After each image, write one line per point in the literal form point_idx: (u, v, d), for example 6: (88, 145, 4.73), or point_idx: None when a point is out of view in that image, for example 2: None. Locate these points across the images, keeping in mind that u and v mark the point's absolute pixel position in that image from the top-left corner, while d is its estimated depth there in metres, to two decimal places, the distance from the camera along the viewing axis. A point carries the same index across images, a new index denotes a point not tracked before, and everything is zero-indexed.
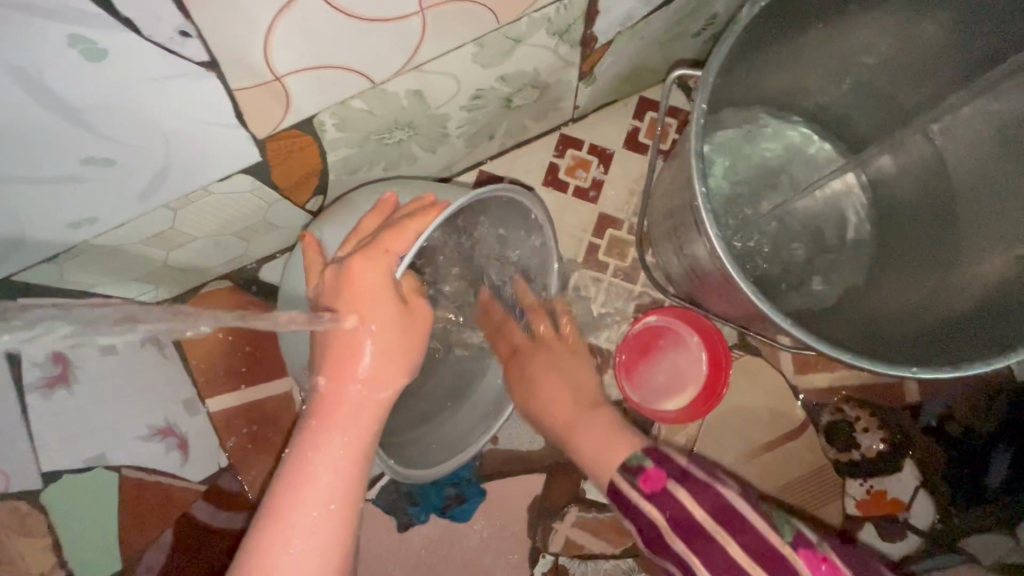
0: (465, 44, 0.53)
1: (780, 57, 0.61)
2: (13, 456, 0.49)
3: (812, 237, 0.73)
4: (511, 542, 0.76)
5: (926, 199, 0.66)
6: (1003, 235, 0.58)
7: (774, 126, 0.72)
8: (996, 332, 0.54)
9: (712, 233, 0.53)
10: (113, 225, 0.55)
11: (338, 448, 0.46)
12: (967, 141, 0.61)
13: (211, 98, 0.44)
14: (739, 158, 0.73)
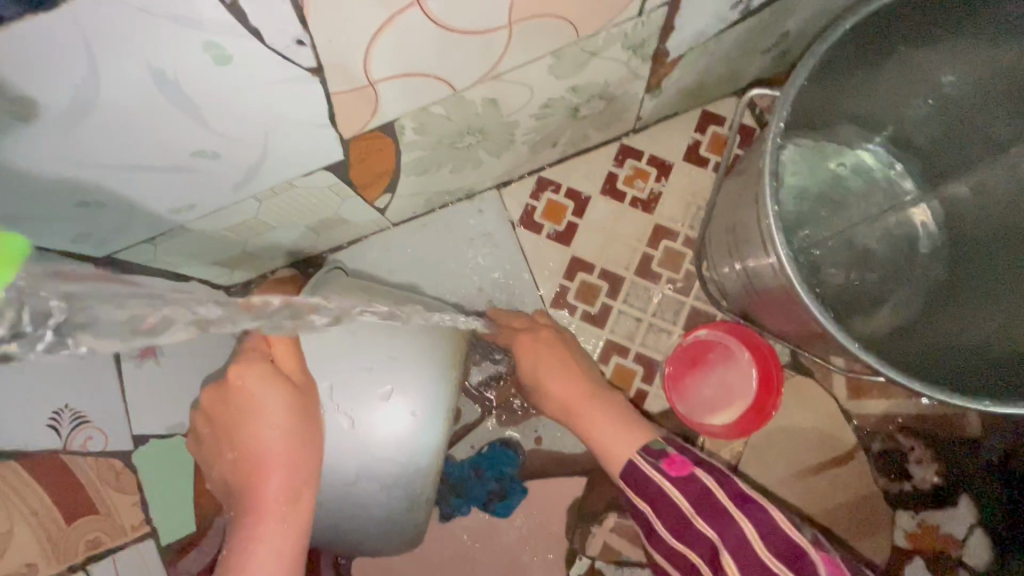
0: (544, 56, 0.55)
1: (857, 79, 0.61)
2: (110, 418, 0.54)
3: (874, 260, 0.71)
4: (549, 542, 0.77)
5: (994, 224, 0.64)
6: None
7: (841, 147, 0.71)
8: None
9: (781, 250, 0.53)
10: (208, 211, 0.60)
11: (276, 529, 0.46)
12: None
13: (313, 100, 0.47)
14: (806, 176, 0.72)
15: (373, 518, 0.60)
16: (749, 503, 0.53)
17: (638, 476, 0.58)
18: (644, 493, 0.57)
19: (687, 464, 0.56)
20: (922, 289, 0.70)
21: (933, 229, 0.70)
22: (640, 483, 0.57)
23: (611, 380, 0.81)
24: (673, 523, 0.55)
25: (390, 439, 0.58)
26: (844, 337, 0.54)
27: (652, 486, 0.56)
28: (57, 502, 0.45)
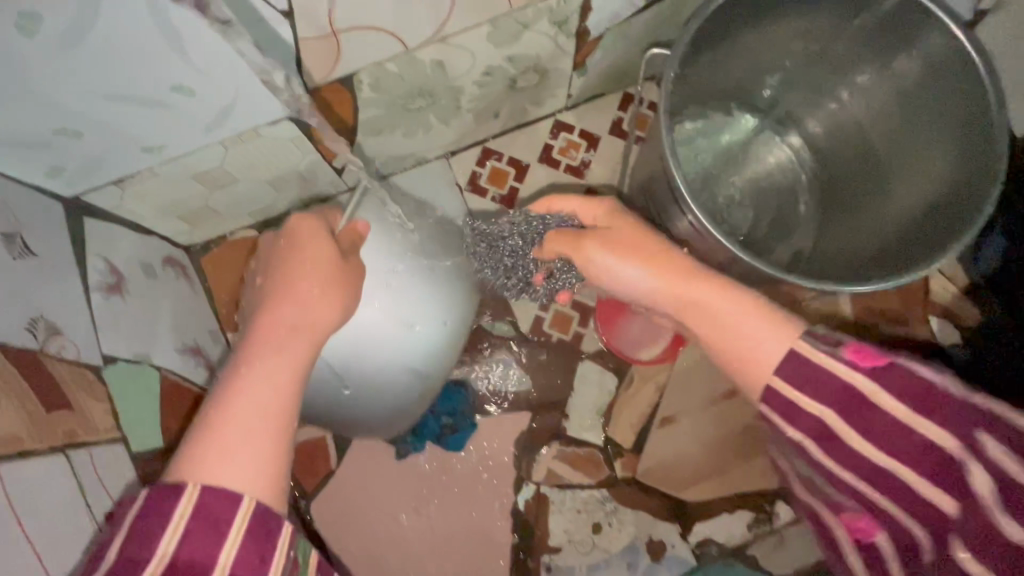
0: (483, 24, 0.65)
1: (728, 51, 0.68)
2: (83, 335, 0.58)
3: (762, 193, 0.81)
4: (498, 471, 0.84)
5: (846, 141, 0.74)
6: (921, 159, 0.67)
7: (726, 117, 0.79)
8: (937, 237, 0.62)
9: (692, 203, 0.65)
10: (179, 151, 0.65)
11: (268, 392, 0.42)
12: (866, 90, 0.69)
13: (283, 44, 0.55)
14: (698, 146, 0.79)
15: (419, 366, 0.68)
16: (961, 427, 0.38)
17: (810, 373, 0.43)
18: (797, 415, 0.44)
19: (880, 358, 0.42)
20: (814, 209, 0.79)
21: (804, 164, 0.79)
22: (815, 382, 0.43)
23: (551, 324, 0.89)
24: (821, 436, 0.43)
25: (433, 292, 0.67)
26: (746, 259, 0.64)
27: (797, 406, 0.44)
28: (41, 389, 0.50)
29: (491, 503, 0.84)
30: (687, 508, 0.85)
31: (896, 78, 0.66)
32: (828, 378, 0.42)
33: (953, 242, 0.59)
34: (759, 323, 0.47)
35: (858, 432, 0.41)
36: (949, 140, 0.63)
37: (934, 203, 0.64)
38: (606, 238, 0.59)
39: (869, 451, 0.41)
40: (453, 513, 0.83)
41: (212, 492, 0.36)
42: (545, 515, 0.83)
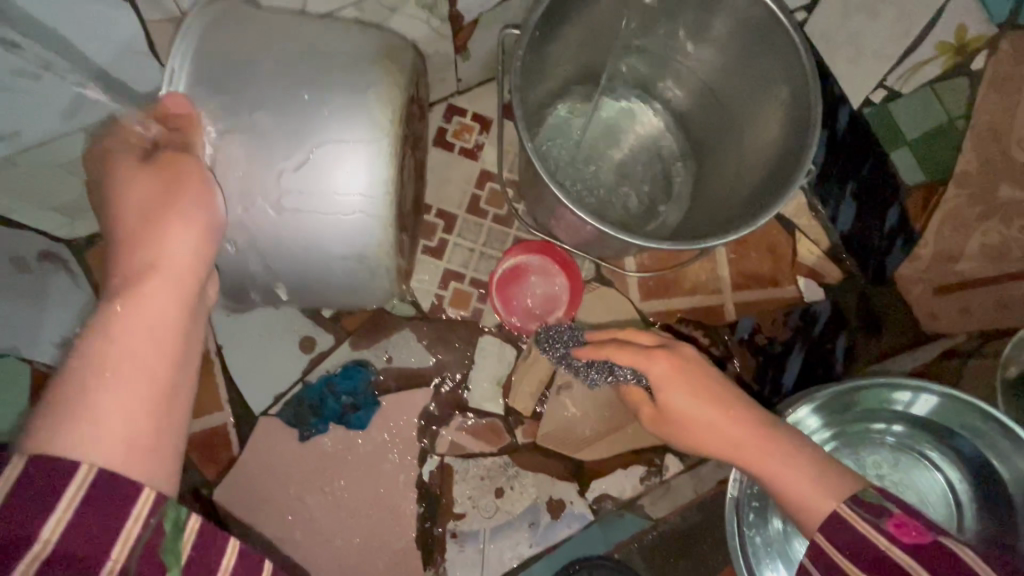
0: (345, 7, 0.67)
1: (580, 33, 0.72)
2: None
3: (636, 164, 0.86)
4: (403, 445, 0.87)
5: (706, 107, 0.80)
6: (762, 119, 0.72)
7: (598, 96, 0.84)
8: (771, 190, 0.68)
9: (548, 182, 0.69)
10: (35, 140, 0.64)
11: (137, 340, 0.41)
12: (712, 62, 0.75)
13: (128, 27, 0.56)
14: (573, 125, 0.84)
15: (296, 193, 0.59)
16: None
17: (854, 536, 0.49)
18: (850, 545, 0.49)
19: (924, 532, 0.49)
20: (687, 173, 0.85)
21: (672, 135, 0.85)
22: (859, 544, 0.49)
23: (450, 302, 0.92)
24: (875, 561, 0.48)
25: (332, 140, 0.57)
26: (608, 229, 0.71)
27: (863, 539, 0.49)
28: None
29: (397, 477, 0.86)
30: (584, 468, 0.90)
31: (735, 49, 0.71)
32: (866, 543, 0.48)
33: (781, 193, 0.65)
34: (780, 464, 0.54)
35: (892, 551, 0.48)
36: (779, 100, 0.69)
37: (773, 160, 0.70)
38: (671, 383, 0.61)
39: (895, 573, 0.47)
40: (360, 489, 0.85)
41: (43, 463, 0.36)
42: (450, 484, 0.87)
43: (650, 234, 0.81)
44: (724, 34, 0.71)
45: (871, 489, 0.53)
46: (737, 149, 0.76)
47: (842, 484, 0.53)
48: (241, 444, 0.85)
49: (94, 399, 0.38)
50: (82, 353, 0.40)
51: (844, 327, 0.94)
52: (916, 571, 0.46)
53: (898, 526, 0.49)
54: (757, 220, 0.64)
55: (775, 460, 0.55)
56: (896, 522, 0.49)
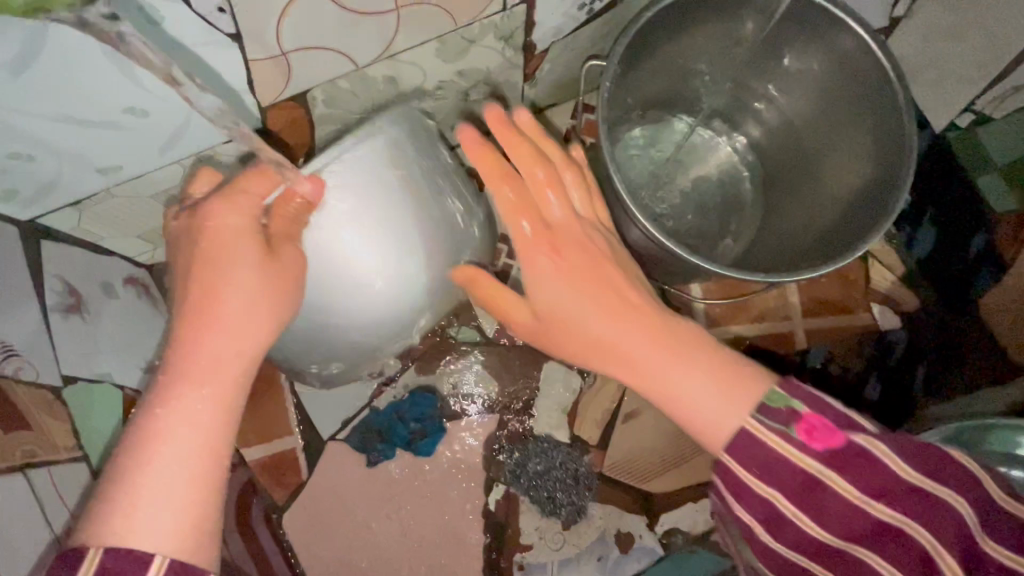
0: (430, 41, 0.69)
1: (661, 61, 0.72)
2: (45, 356, 0.60)
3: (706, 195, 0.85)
4: (469, 473, 0.86)
5: (783, 140, 0.79)
6: (847, 155, 0.71)
7: (671, 123, 0.83)
8: (858, 227, 0.67)
9: (630, 202, 0.69)
10: (134, 174, 0.65)
11: (197, 410, 0.40)
12: (796, 94, 0.74)
13: (233, 66, 0.57)
14: (646, 151, 0.83)
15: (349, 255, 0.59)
16: (898, 530, 0.40)
17: (764, 459, 0.42)
18: (774, 471, 0.42)
19: (836, 431, 0.41)
20: (758, 204, 0.83)
21: (745, 165, 0.84)
22: (768, 467, 0.42)
23: None
24: (803, 488, 0.41)
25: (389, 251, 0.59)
26: (686, 257, 0.69)
27: (783, 458, 0.41)
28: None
29: (462, 505, 0.85)
30: (651, 499, 0.87)
31: (822, 84, 0.71)
32: (785, 466, 0.41)
33: (873, 231, 0.64)
34: (666, 359, 0.46)
35: (841, 478, 0.41)
36: (868, 137, 0.69)
37: (860, 198, 0.69)
38: (550, 246, 0.51)
39: (846, 490, 0.40)
40: (426, 517, 0.85)
41: (114, 555, 0.34)
42: (515, 514, 0.85)
43: (723, 263, 0.79)
44: (811, 59, 0.70)
45: (774, 385, 0.44)
46: (816, 184, 0.75)
47: (746, 373, 0.44)
48: (309, 469, 0.85)
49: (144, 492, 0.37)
50: (137, 430, 0.38)
51: (924, 356, 0.90)
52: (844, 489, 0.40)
53: (810, 432, 0.41)
54: (849, 255, 0.62)
55: (678, 373, 0.46)
56: (806, 427, 0.42)
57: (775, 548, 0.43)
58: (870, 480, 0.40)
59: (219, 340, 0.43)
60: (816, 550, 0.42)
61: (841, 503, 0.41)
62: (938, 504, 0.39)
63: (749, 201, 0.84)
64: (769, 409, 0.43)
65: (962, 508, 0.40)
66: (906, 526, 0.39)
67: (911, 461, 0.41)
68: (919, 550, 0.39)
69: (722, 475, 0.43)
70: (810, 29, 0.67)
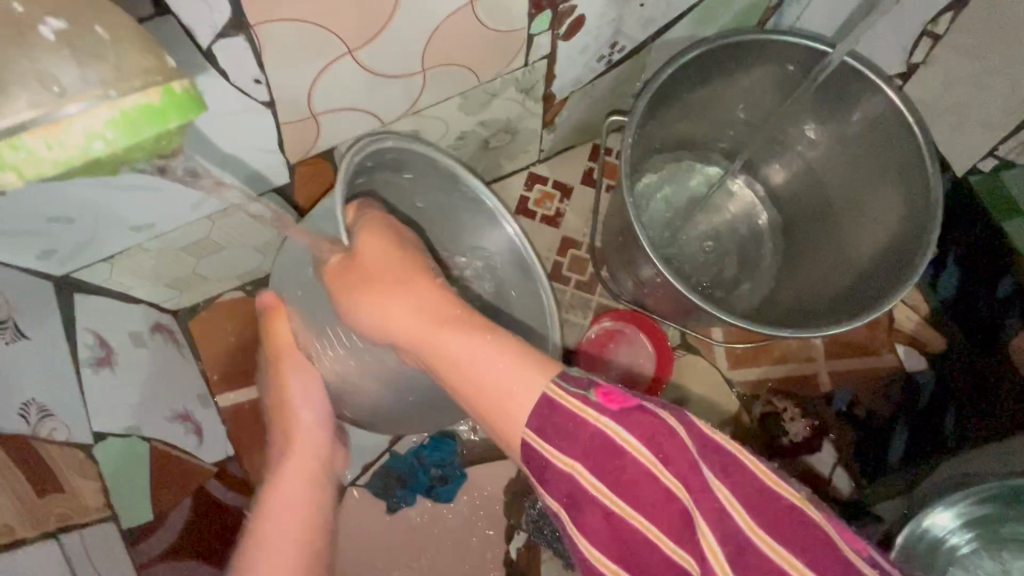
0: (454, 96, 0.70)
1: (679, 112, 0.73)
2: (75, 414, 0.61)
3: (727, 238, 0.84)
4: (490, 520, 0.85)
5: (804, 193, 0.80)
6: (869, 213, 0.72)
7: (691, 167, 0.84)
8: (879, 286, 0.67)
9: (650, 253, 0.68)
10: (166, 230, 0.67)
11: (291, 493, 0.58)
12: (824, 149, 0.75)
13: (265, 130, 0.58)
14: (666, 195, 0.83)
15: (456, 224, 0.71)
16: (701, 491, 0.40)
17: (589, 441, 0.42)
18: (574, 443, 0.42)
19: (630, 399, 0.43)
20: (777, 252, 0.83)
21: (766, 210, 0.84)
22: (569, 439, 0.43)
23: None
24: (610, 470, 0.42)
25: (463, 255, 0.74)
26: (705, 306, 0.68)
27: (581, 423, 0.43)
28: (30, 476, 0.51)
29: (484, 554, 0.84)
30: None
31: (849, 137, 0.72)
32: (581, 430, 0.42)
33: (894, 292, 0.64)
34: (464, 339, 0.48)
35: (642, 449, 0.41)
36: (893, 196, 0.69)
37: (881, 256, 0.70)
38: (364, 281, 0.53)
39: (646, 463, 0.41)
40: (448, 566, 0.84)
41: None
42: (537, 563, 0.84)
43: (741, 311, 0.78)
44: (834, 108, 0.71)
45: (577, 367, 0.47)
46: (837, 237, 0.76)
47: (545, 363, 0.46)
48: None
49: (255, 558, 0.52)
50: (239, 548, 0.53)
51: (953, 398, 0.87)
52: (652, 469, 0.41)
53: (606, 396, 0.43)
54: (872, 315, 0.62)
55: (480, 350, 0.47)
56: (604, 392, 0.44)
57: (578, 537, 0.43)
58: (670, 456, 0.40)
59: (306, 434, 0.63)
60: (604, 536, 0.42)
61: (641, 470, 0.41)
62: (735, 473, 0.40)
63: (769, 247, 0.84)
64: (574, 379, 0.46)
65: (739, 512, 0.39)
66: (739, 518, 0.39)
67: (752, 508, 0.39)
68: (695, 533, 0.40)
69: (528, 453, 0.45)
70: (837, 83, 0.68)
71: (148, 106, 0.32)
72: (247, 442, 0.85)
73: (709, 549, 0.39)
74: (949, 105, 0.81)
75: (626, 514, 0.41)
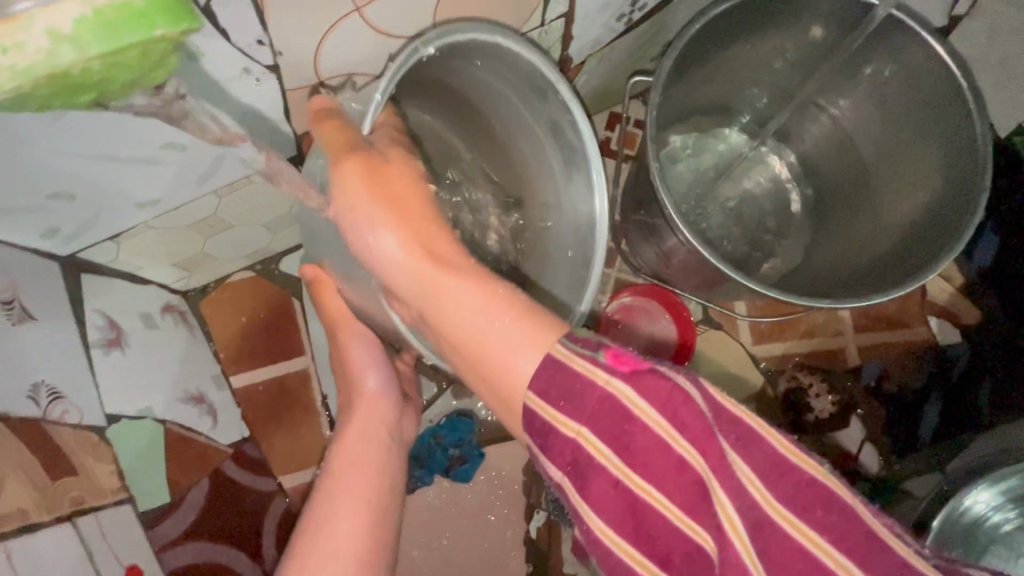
0: None
1: (705, 73, 0.69)
2: (87, 397, 0.60)
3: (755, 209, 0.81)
4: (508, 500, 0.84)
5: (837, 160, 0.76)
6: (907, 180, 0.68)
7: (714, 134, 0.80)
8: (917, 257, 0.64)
9: (680, 223, 0.64)
10: (171, 207, 0.65)
11: (346, 520, 0.52)
12: (860, 111, 0.71)
13: (268, 97, 0.54)
14: (690, 164, 0.79)
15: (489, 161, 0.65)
16: (722, 451, 0.36)
17: (601, 396, 0.39)
18: (578, 396, 0.39)
19: (642, 359, 0.39)
20: (806, 224, 0.80)
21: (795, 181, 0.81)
22: (573, 395, 0.39)
23: None
24: (617, 434, 0.38)
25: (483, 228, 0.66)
26: (734, 275, 0.65)
27: (583, 378, 0.39)
28: (42, 460, 0.50)
29: (503, 534, 0.83)
30: None
31: (888, 99, 0.68)
32: (585, 388, 0.39)
33: (935, 262, 0.60)
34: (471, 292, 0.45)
35: (648, 407, 0.38)
36: (934, 161, 0.65)
37: (919, 225, 0.66)
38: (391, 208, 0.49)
39: (654, 422, 0.38)
40: (467, 546, 0.83)
41: None
42: (557, 543, 0.83)
43: (769, 283, 0.75)
44: (871, 64, 0.66)
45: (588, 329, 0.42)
46: (872, 207, 0.72)
47: (550, 322, 0.43)
48: None
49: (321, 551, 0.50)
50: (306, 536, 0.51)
51: (989, 371, 0.83)
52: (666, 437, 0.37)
53: (616, 356, 0.39)
54: (911, 285, 0.59)
55: (487, 322, 0.43)
56: (615, 351, 0.40)
57: (577, 525, 0.42)
58: (684, 423, 0.37)
59: (355, 441, 0.58)
60: (613, 510, 0.38)
61: (653, 440, 0.38)
62: (760, 438, 0.37)
63: (797, 219, 0.80)
64: (582, 337, 0.41)
65: (743, 466, 0.36)
66: (761, 492, 0.36)
67: (771, 484, 0.36)
68: (713, 509, 0.36)
69: (527, 418, 0.41)
70: (877, 38, 0.64)
71: (125, 7, 0.28)
72: (261, 424, 0.84)
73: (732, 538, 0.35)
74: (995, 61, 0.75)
75: (630, 483, 0.38)
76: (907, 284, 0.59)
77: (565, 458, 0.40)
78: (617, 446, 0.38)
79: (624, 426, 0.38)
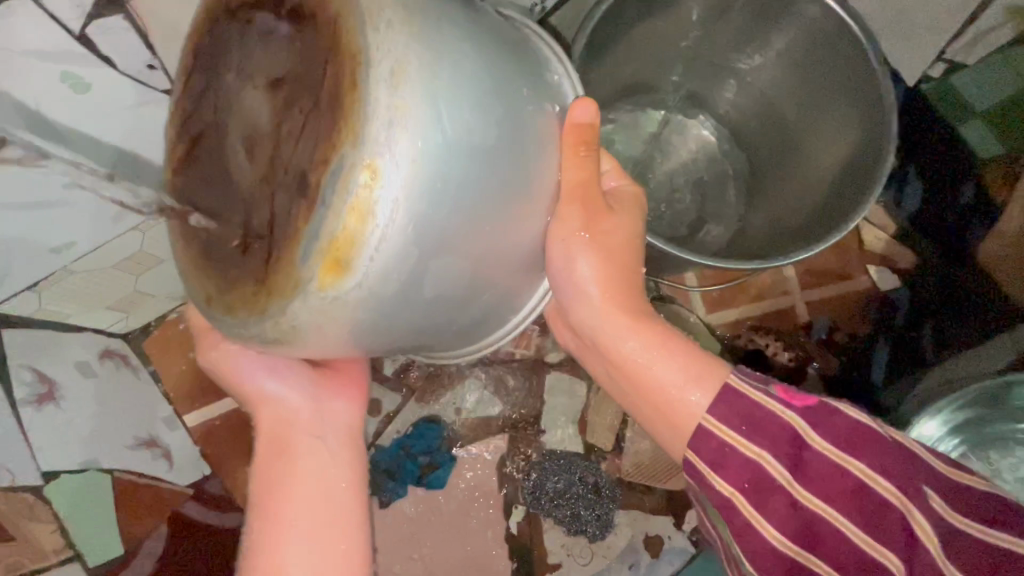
0: None
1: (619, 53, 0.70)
2: (18, 455, 0.61)
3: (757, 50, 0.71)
4: (486, 499, 0.83)
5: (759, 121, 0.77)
6: (827, 134, 0.70)
7: (640, 111, 0.80)
8: (838, 210, 0.66)
9: None
10: (89, 249, 0.61)
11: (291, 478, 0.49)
12: (771, 72, 0.73)
13: None
14: (619, 143, 0.80)
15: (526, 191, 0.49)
16: (897, 456, 0.40)
17: (759, 425, 0.42)
18: (757, 432, 0.42)
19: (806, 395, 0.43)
20: (738, 188, 0.81)
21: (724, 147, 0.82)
22: (757, 429, 0.42)
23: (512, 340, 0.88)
24: (790, 453, 0.41)
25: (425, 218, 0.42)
26: (672, 250, 0.66)
27: (761, 410, 0.42)
28: None
29: (484, 533, 0.82)
30: (675, 498, 0.84)
31: (798, 54, 0.69)
32: (768, 417, 0.42)
33: (855, 211, 0.62)
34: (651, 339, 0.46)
35: (811, 431, 0.41)
36: (847, 114, 0.67)
37: (839, 178, 0.68)
38: (594, 223, 0.46)
39: (823, 447, 0.41)
40: (449, 551, 0.82)
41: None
42: (540, 534, 0.82)
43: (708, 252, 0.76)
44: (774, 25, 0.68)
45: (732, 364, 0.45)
46: (799, 165, 0.73)
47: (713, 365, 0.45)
48: None
49: (285, 546, 0.47)
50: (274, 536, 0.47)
51: (929, 312, 0.87)
52: (852, 461, 0.40)
53: (785, 391, 0.43)
54: (834, 237, 0.61)
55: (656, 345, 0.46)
56: (782, 387, 0.43)
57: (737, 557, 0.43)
58: (855, 443, 0.40)
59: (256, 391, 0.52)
60: (798, 532, 0.40)
61: (825, 463, 0.41)
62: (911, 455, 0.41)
63: (731, 185, 0.81)
64: (739, 369, 0.45)
65: (939, 503, 0.40)
66: (938, 503, 0.40)
67: (957, 504, 0.40)
68: (903, 524, 0.39)
69: (704, 437, 0.42)
70: None
71: None
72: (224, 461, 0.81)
73: (917, 541, 0.38)
74: (894, 14, 0.78)
75: (827, 520, 0.40)
76: (830, 236, 0.61)
77: (716, 505, 0.43)
78: (800, 479, 0.41)
79: (797, 449, 0.41)
